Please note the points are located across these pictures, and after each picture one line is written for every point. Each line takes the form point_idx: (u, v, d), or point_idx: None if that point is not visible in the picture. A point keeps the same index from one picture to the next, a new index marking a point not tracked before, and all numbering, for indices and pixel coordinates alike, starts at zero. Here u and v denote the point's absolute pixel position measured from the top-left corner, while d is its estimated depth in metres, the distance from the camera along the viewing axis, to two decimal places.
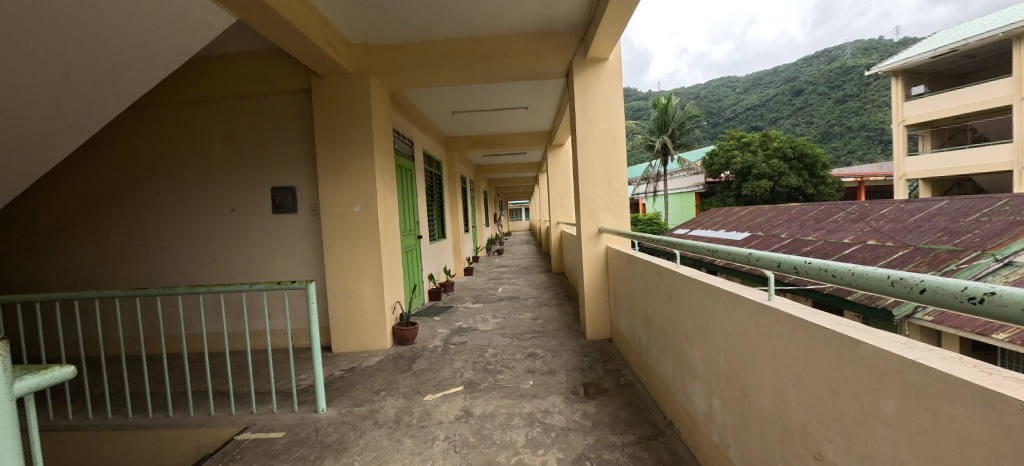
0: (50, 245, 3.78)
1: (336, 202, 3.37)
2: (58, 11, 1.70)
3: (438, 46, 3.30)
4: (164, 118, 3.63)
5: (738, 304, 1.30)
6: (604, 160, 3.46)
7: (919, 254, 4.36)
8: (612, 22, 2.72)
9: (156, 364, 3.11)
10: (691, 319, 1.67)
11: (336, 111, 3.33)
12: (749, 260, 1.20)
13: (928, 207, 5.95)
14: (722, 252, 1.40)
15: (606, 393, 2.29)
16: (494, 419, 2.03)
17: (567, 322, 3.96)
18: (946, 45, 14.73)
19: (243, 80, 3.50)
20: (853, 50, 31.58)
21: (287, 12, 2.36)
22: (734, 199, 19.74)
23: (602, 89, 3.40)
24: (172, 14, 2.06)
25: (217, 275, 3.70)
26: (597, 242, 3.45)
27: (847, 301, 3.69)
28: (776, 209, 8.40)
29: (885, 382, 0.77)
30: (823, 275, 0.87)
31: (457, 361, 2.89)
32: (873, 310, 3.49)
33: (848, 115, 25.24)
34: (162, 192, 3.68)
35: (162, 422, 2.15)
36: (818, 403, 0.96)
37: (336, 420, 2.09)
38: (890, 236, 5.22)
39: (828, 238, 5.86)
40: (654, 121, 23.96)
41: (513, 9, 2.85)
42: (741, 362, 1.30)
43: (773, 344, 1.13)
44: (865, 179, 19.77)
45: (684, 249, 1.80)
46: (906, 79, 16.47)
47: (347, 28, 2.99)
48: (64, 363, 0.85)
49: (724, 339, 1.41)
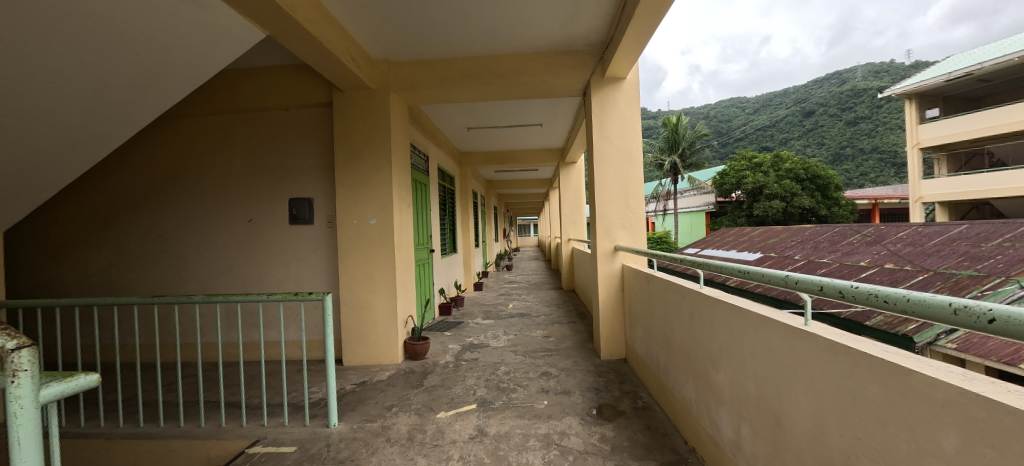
0: (72, 251, 3.87)
1: (352, 214, 3.41)
2: (102, 25, 1.77)
3: (456, 63, 3.39)
4: (189, 129, 3.75)
5: (770, 326, 1.26)
6: (620, 177, 3.46)
7: (940, 279, 4.16)
8: (631, 42, 2.77)
9: (169, 373, 3.12)
10: (716, 341, 1.61)
11: (357, 126, 3.41)
12: (786, 283, 1.16)
13: (947, 230, 5.74)
14: (752, 273, 1.37)
15: (624, 416, 2.20)
16: (509, 440, 1.96)
17: (579, 340, 3.88)
18: (961, 69, 14.60)
19: (269, 94, 3.63)
20: (864, 73, 31.48)
21: (314, 28, 2.45)
22: (745, 220, 19.38)
23: (619, 106, 3.43)
24: (205, 29, 2.13)
25: (232, 284, 3.74)
26: (613, 260, 3.40)
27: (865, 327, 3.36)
28: (788, 229, 8.26)
29: (944, 415, 0.72)
30: (874, 301, 0.84)
31: (470, 378, 2.83)
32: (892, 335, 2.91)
33: (860, 137, 24.99)
34: (183, 201, 3.77)
35: (173, 432, 2.12)
36: (865, 435, 0.90)
37: (347, 436, 2.04)
38: (908, 261, 5.03)
39: (844, 260, 5.68)
40: (664, 140, 24.06)
41: (533, 27, 2.92)
42: (773, 387, 1.24)
43: (812, 371, 1.07)
44: (880, 202, 19.30)
45: (709, 269, 1.75)
46: (921, 101, 16.28)
47: (370, 44, 3.09)
48: (90, 371, 0.87)
49: (753, 363, 1.35)
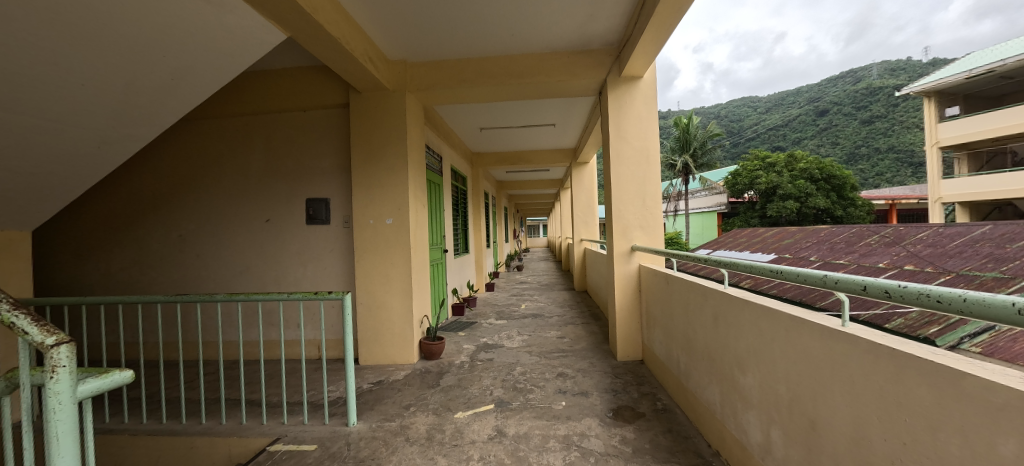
0: (96, 251, 3.97)
1: (368, 214, 3.43)
2: (133, 28, 1.81)
3: (471, 63, 3.39)
4: (211, 131, 3.83)
5: (805, 326, 1.21)
6: (637, 177, 3.41)
7: (963, 281, 3.93)
8: (650, 42, 2.74)
9: (189, 370, 3.18)
10: (744, 342, 1.57)
11: (372, 127, 3.43)
12: (824, 282, 1.11)
13: (970, 231, 5.43)
14: (786, 273, 1.32)
15: (644, 418, 2.16)
16: (528, 441, 1.93)
17: (595, 341, 3.84)
18: (982, 66, 14.09)
19: (287, 96, 3.68)
20: (879, 71, 30.70)
21: (334, 29, 2.47)
22: (758, 219, 19.04)
23: (636, 105, 3.39)
24: (231, 32, 2.16)
25: (250, 283, 3.79)
26: (629, 260, 3.35)
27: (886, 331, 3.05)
28: (803, 230, 8.07)
29: (1004, 421, 0.67)
30: (925, 301, 0.80)
31: (486, 378, 2.82)
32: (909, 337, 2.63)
33: (876, 136, 24.41)
34: (203, 201, 3.84)
35: (195, 429, 2.15)
36: (910, 441, 0.85)
37: (367, 435, 2.04)
38: (929, 262, 4.81)
39: (862, 261, 5.50)
40: (675, 140, 23.80)
41: (550, 26, 2.91)
42: (808, 390, 1.19)
43: (851, 374, 1.02)
44: (897, 202, 18.75)
45: (738, 270, 1.71)
46: (940, 99, 15.79)
47: (387, 45, 3.11)
48: (123, 368, 0.89)
49: (786, 365, 1.30)
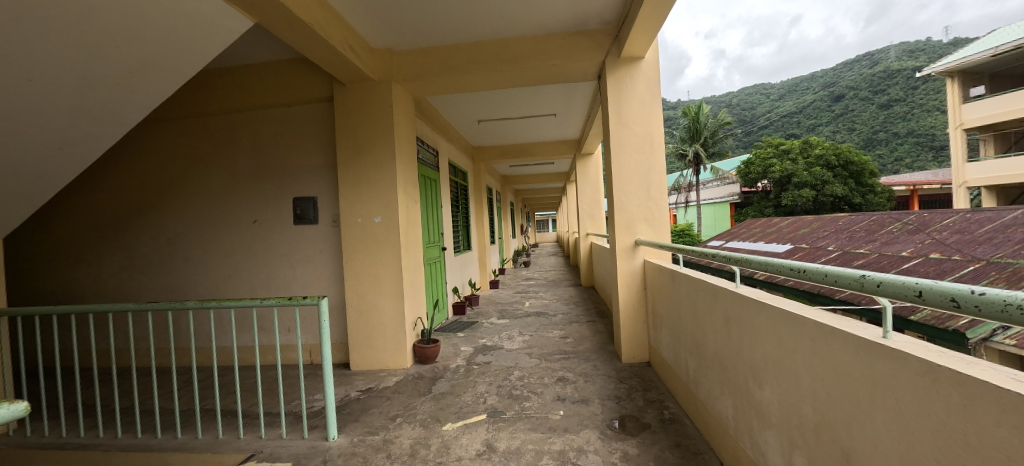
0: (86, 257, 3.95)
1: (357, 213, 3.31)
2: (80, 20, 1.68)
3: (459, 49, 3.22)
4: (196, 130, 3.75)
5: (836, 337, 1.03)
6: (640, 167, 3.21)
7: (994, 269, 3.60)
8: (649, 18, 2.53)
9: (180, 378, 3.14)
10: (761, 352, 1.39)
11: (358, 120, 3.30)
12: (864, 287, 0.92)
13: (1001, 215, 5.03)
14: (812, 274, 1.13)
15: (649, 430, 2.00)
16: (518, 458, 1.80)
17: (600, 342, 3.66)
18: (1010, 42, 13.20)
19: (274, 91, 3.57)
20: (898, 53, 29.28)
21: (306, 14, 2.32)
22: (772, 210, 18.48)
23: (638, 89, 3.18)
24: (190, 18, 2.01)
25: (240, 286, 3.73)
26: (633, 256, 3.17)
27: (911, 323, 2.77)
28: (820, 219, 7.67)
29: None
30: (1007, 315, 0.61)
31: (481, 384, 2.69)
32: (935, 330, 2.47)
33: (896, 120, 23.34)
34: (190, 204, 3.78)
35: (169, 445, 2.08)
36: None
37: (347, 451, 1.93)
38: (956, 250, 4.45)
39: (883, 251, 5.16)
40: (684, 130, 23.18)
41: (539, 6, 2.71)
42: (841, 414, 1.01)
43: (897, 400, 0.84)
44: (920, 187, 17.87)
45: (751, 268, 1.52)
46: (965, 79, 14.89)
47: (369, 33, 2.96)
48: (13, 400, 0.77)
49: (812, 382, 1.13)
